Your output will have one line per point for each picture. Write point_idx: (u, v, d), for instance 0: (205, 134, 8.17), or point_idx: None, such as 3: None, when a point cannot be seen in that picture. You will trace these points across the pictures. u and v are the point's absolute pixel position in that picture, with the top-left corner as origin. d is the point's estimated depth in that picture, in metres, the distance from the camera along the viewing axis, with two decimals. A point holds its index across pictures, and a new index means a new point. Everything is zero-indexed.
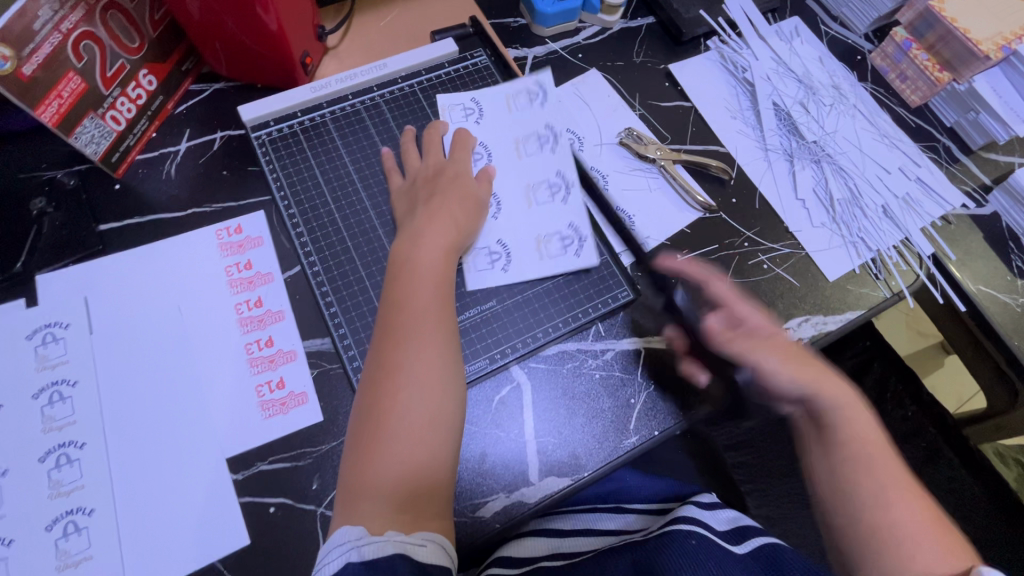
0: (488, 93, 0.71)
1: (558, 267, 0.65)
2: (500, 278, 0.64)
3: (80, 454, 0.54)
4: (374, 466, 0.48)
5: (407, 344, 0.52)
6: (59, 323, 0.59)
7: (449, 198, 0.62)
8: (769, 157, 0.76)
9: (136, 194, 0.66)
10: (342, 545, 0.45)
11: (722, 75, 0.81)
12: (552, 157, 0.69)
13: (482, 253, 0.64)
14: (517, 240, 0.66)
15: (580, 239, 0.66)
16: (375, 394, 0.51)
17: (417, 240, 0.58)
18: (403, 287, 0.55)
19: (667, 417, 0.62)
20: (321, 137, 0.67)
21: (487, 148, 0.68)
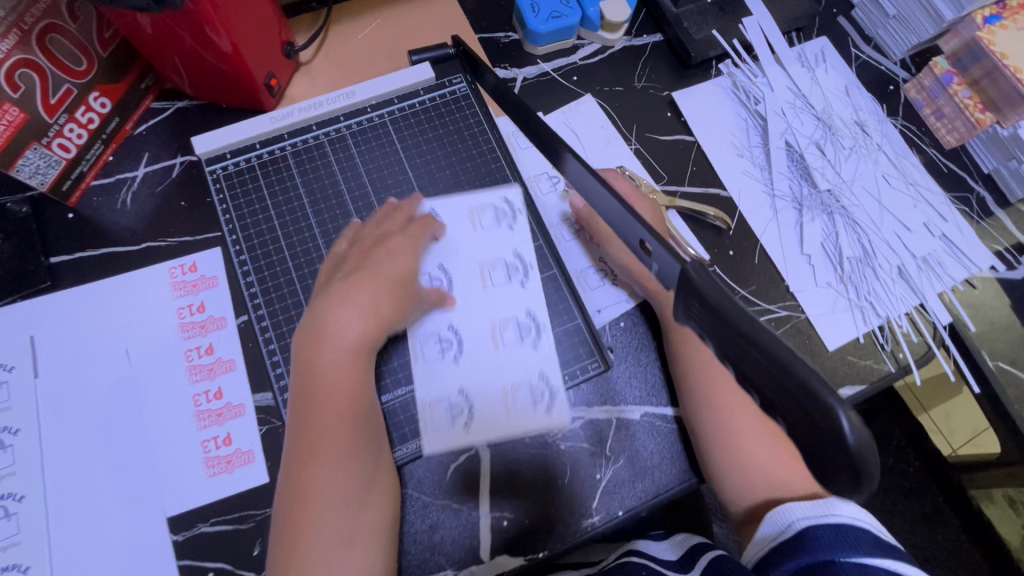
0: (447, 202, 0.63)
1: (520, 361, 0.59)
2: (461, 437, 0.57)
3: (18, 507, 0.53)
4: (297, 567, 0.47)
5: (319, 457, 0.49)
6: (3, 365, 0.57)
7: (376, 276, 0.55)
8: (775, 205, 0.69)
9: (89, 224, 0.63)
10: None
11: (732, 106, 0.73)
12: (521, 291, 0.61)
13: (441, 407, 0.57)
14: (480, 389, 0.58)
15: (538, 327, 0.60)
16: (291, 491, 0.49)
17: (337, 320, 0.52)
18: (316, 377, 0.51)
19: (632, 497, 0.58)
20: (280, 173, 0.62)
21: (446, 273, 0.61)
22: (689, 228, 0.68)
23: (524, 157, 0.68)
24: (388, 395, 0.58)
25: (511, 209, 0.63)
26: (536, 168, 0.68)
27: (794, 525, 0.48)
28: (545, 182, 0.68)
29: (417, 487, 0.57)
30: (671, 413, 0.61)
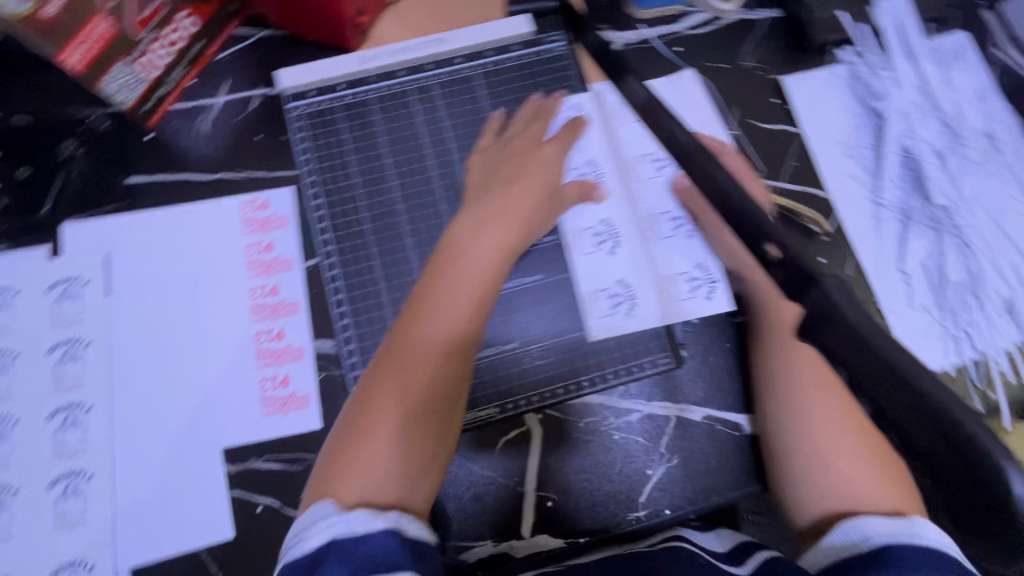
0: (592, 101, 0.63)
1: (609, 330, 0.58)
2: (629, 325, 0.59)
3: (85, 418, 0.55)
4: (365, 446, 0.44)
5: (429, 327, 0.48)
6: (78, 279, 0.58)
7: (533, 181, 0.57)
8: (878, 214, 0.63)
9: (164, 147, 0.62)
10: (327, 516, 0.41)
11: (847, 99, 0.66)
12: (670, 182, 0.61)
13: (604, 297, 0.59)
14: (639, 275, 0.60)
15: (631, 297, 0.59)
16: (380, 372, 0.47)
17: (476, 232, 0.53)
18: (443, 279, 0.51)
19: (681, 497, 0.57)
20: (363, 117, 0.61)
21: (596, 166, 0.62)
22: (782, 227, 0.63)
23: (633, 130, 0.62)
24: None
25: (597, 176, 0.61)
26: (644, 147, 0.62)
27: (873, 541, 0.45)
28: (649, 164, 0.62)
29: (466, 456, 0.56)
30: (735, 421, 0.58)
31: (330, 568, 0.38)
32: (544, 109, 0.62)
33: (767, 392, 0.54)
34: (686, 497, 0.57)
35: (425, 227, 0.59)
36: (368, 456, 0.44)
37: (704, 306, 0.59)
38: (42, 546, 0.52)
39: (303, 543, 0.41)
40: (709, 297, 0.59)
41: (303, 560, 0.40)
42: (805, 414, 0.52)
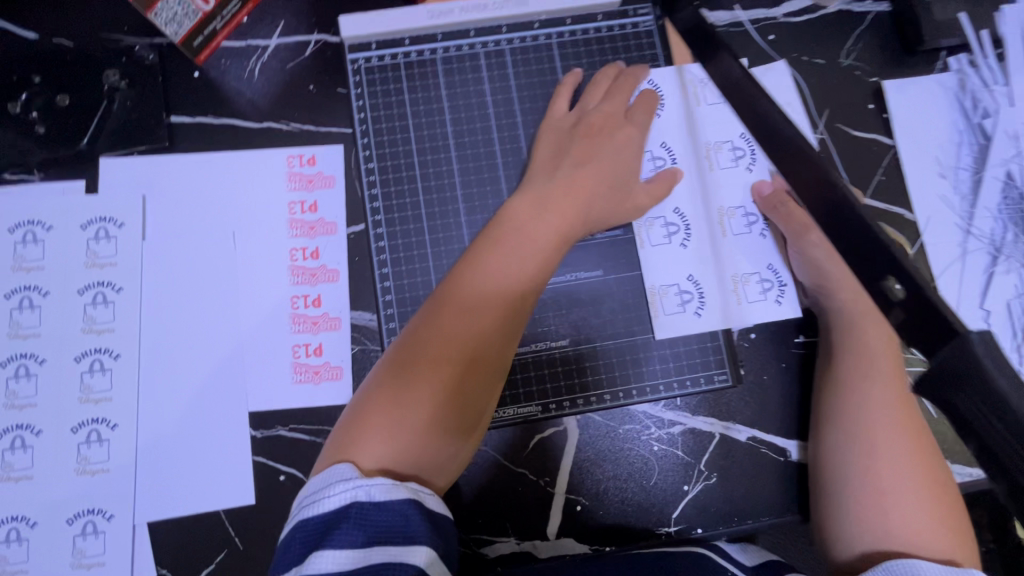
0: (670, 78, 0.58)
1: (675, 328, 0.55)
2: (693, 324, 0.55)
3: (112, 365, 0.53)
4: (389, 412, 0.41)
5: (482, 273, 0.46)
6: (114, 220, 0.55)
7: (606, 162, 0.52)
8: (966, 243, 0.58)
9: (212, 86, 0.58)
10: (349, 481, 0.38)
11: (950, 113, 0.60)
12: (749, 176, 0.57)
13: (672, 292, 0.55)
14: (707, 272, 0.56)
15: (700, 295, 0.55)
16: (416, 336, 0.44)
17: (543, 193, 0.50)
18: (498, 251, 0.47)
19: (717, 518, 0.54)
20: (426, 79, 0.57)
21: (671, 150, 0.57)
22: None
23: (712, 114, 0.58)
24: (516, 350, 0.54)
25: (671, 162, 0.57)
26: (722, 134, 0.58)
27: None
28: (728, 153, 0.57)
29: (497, 449, 0.54)
30: (783, 446, 0.55)
31: (346, 533, 0.36)
32: (627, 77, 0.56)
33: (833, 410, 0.50)
34: (722, 516, 0.54)
35: (482, 205, 0.55)
36: (392, 422, 0.41)
37: (774, 312, 0.55)
38: (62, 489, 0.51)
39: (320, 504, 0.38)
40: (780, 302, 0.56)
41: (319, 523, 0.37)
42: (878, 440, 0.47)
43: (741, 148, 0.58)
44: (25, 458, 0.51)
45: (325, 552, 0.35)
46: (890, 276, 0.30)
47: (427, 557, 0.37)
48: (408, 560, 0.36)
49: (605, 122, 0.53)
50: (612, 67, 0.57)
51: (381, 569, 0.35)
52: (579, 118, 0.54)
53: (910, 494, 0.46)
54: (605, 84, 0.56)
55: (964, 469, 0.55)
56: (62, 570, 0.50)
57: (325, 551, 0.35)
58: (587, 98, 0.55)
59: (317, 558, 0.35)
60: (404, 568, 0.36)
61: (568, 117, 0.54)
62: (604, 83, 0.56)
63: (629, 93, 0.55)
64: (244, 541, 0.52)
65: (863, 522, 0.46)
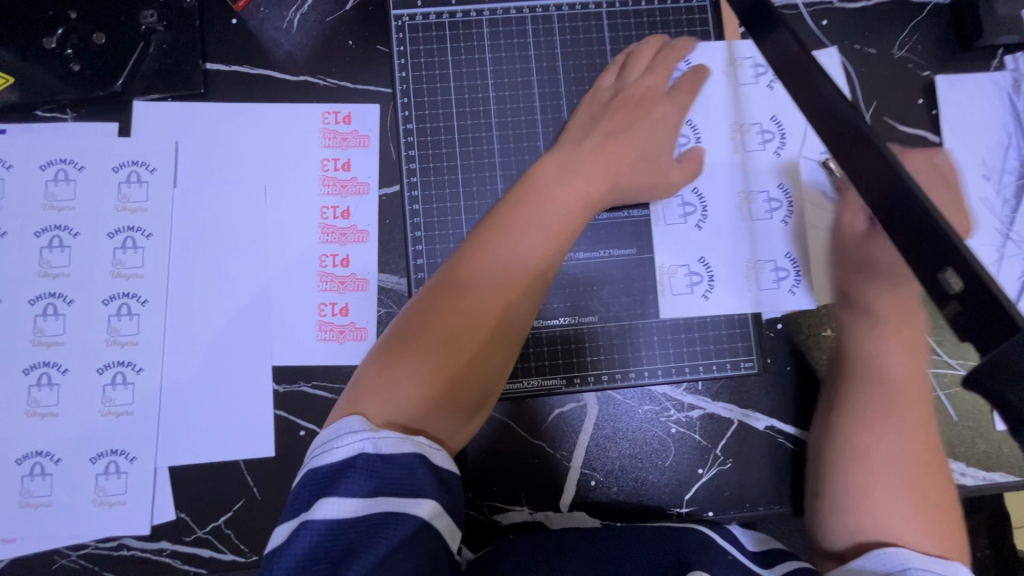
0: (711, 55, 0.56)
1: (683, 309, 0.54)
2: (697, 307, 0.55)
3: (140, 310, 0.53)
4: (403, 367, 0.41)
5: (500, 238, 0.45)
6: (146, 165, 0.55)
7: (637, 139, 0.51)
8: (1005, 248, 0.57)
9: (250, 35, 0.57)
10: (355, 432, 0.37)
11: (1000, 113, 0.59)
12: (775, 162, 0.56)
13: (683, 274, 0.55)
14: (721, 257, 0.55)
15: (710, 278, 0.55)
16: (433, 296, 0.43)
17: (571, 160, 0.49)
18: (518, 216, 0.46)
19: (729, 503, 0.54)
20: (470, 41, 0.56)
21: (695, 130, 0.56)
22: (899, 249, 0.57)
23: (751, 94, 0.56)
24: (547, 322, 0.54)
25: (697, 142, 0.56)
26: (758, 115, 0.56)
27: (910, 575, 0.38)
28: (756, 135, 0.56)
29: (515, 416, 0.54)
30: (799, 437, 0.54)
31: (353, 483, 0.35)
32: (665, 56, 0.55)
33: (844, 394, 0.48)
34: (735, 500, 0.54)
35: (519, 174, 0.55)
36: (403, 377, 0.40)
37: (787, 300, 0.55)
38: (86, 429, 0.52)
39: (328, 454, 0.37)
40: (791, 292, 0.55)
41: (326, 472, 0.36)
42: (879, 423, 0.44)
43: (770, 130, 0.56)
44: (50, 395, 0.52)
45: (329, 500, 0.34)
46: (948, 267, 0.30)
47: (432, 510, 0.36)
48: (412, 511, 0.35)
49: (642, 97, 0.53)
50: (652, 40, 0.55)
51: (385, 519, 0.34)
52: (616, 92, 0.53)
53: (905, 488, 0.42)
54: (646, 55, 0.55)
55: (979, 473, 0.55)
56: (84, 507, 0.51)
57: (330, 499, 0.34)
58: (626, 70, 0.54)
59: (322, 506, 0.34)
60: (409, 519, 0.35)
61: (609, 90, 0.53)
62: (645, 56, 0.55)
63: (669, 68, 0.54)
64: (262, 491, 0.52)
65: (849, 504, 0.43)
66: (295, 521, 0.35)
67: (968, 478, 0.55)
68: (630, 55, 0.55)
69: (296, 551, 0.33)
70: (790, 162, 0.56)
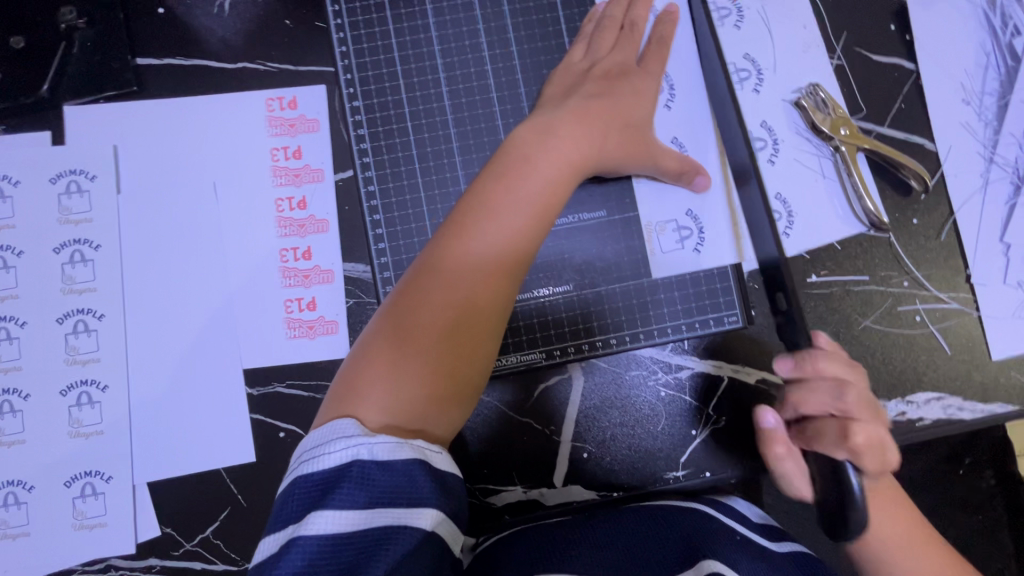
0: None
1: (676, 267, 0.52)
2: (689, 262, 0.52)
3: (97, 326, 0.51)
4: (390, 364, 0.40)
5: (481, 220, 0.42)
6: (85, 173, 0.52)
7: (614, 107, 0.48)
8: (990, 173, 0.55)
9: (179, 25, 0.53)
10: (347, 438, 0.36)
11: (977, 32, 0.56)
12: (753, 101, 0.55)
13: (669, 228, 0.52)
14: (711, 209, 0.52)
15: (700, 231, 0.53)
16: (413, 284, 0.42)
17: (548, 127, 0.46)
18: (497, 194, 0.43)
19: (725, 461, 0.52)
20: (412, 7, 0.52)
21: (670, 79, 0.53)
22: (876, 182, 0.55)
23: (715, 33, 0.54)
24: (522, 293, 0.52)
25: (670, 91, 0.53)
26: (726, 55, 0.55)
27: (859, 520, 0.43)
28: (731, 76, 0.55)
29: (499, 398, 0.52)
30: None
31: (349, 494, 0.34)
32: (631, 16, 0.51)
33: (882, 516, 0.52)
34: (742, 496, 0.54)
35: (477, 144, 0.52)
36: (391, 373, 0.39)
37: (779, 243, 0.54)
38: (55, 453, 0.50)
39: (317, 461, 0.36)
40: (788, 232, 0.54)
41: (317, 480, 0.35)
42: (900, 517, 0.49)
43: (745, 69, 0.55)
44: (15, 422, 0.50)
45: (325, 512, 0.34)
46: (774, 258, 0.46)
47: (434, 519, 0.36)
48: (415, 523, 0.35)
49: (618, 71, 0.50)
50: None
51: (386, 532, 0.34)
52: (591, 65, 0.50)
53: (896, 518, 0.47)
54: (614, 17, 0.51)
55: (977, 406, 0.55)
56: (65, 532, 0.50)
57: (325, 511, 0.34)
58: (596, 47, 0.50)
59: (315, 519, 0.34)
60: (411, 532, 0.35)
61: (579, 61, 0.50)
62: (615, 24, 0.51)
63: (637, 32, 0.51)
64: (247, 499, 0.51)
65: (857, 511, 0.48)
66: (285, 533, 0.34)
67: (966, 412, 0.55)
68: (600, 10, 0.52)
69: (289, 567, 0.33)
70: (763, 102, 0.55)
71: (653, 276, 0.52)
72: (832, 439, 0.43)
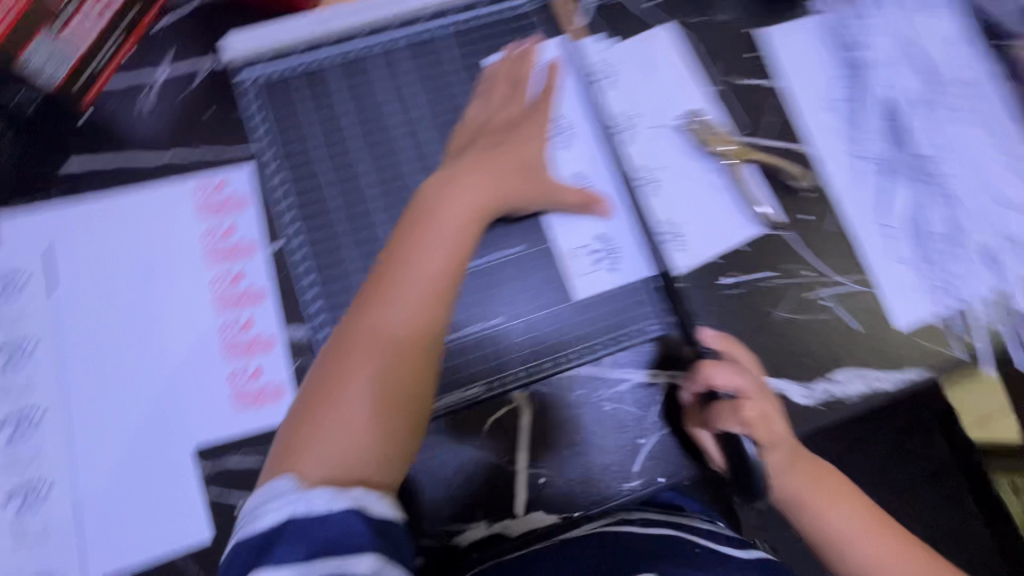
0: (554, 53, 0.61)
1: (595, 287, 0.57)
2: (606, 280, 0.57)
3: (40, 425, 0.51)
4: (325, 419, 0.42)
5: (397, 274, 0.46)
6: (20, 278, 0.54)
7: (509, 155, 0.54)
8: (860, 167, 0.62)
9: (104, 129, 0.57)
10: (286, 496, 0.38)
11: (824, 50, 0.64)
12: (629, 147, 0.59)
13: (583, 252, 0.57)
14: (618, 231, 0.58)
15: (612, 251, 0.57)
16: (342, 343, 0.45)
17: (448, 183, 0.51)
18: (409, 248, 0.47)
19: (675, 465, 0.54)
20: (320, 85, 0.57)
21: (562, 124, 0.59)
22: (767, 187, 0.61)
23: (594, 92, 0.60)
24: (455, 331, 0.55)
25: (568, 132, 0.59)
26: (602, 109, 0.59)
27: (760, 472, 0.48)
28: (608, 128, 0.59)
29: (449, 439, 0.54)
30: None
31: (283, 552, 0.35)
32: (520, 75, 0.58)
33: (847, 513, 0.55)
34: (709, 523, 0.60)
35: (396, 200, 0.56)
36: (326, 431, 0.41)
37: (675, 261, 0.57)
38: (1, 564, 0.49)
39: (255, 523, 0.37)
40: (681, 251, 0.57)
41: (257, 542, 0.36)
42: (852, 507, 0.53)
43: (621, 118, 0.59)
44: None
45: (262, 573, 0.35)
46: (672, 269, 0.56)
47: (372, 566, 0.36)
48: (353, 572, 0.35)
49: (509, 121, 0.56)
50: (506, 57, 0.59)
51: None
52: (485, 120, 0.56)
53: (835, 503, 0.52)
54: (502, 79, 0.58)
55: (896, 374, 0.59)
56: None
57: (264, 571, 0.35)
58: (491, 99, 0.57)
59: None
60: None
61: (476, 119, 0.57)
62: (502, 79, 0.58)
63: (524, 87, 0.58)
64: None
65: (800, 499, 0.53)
66: None
67: (887, 382, 0.59)
68: (490, 70, 0.59)
69: None
70: (640, 144, 0.59)
71: (574, 298, 0.56)
72: (727, 413, 0.47)
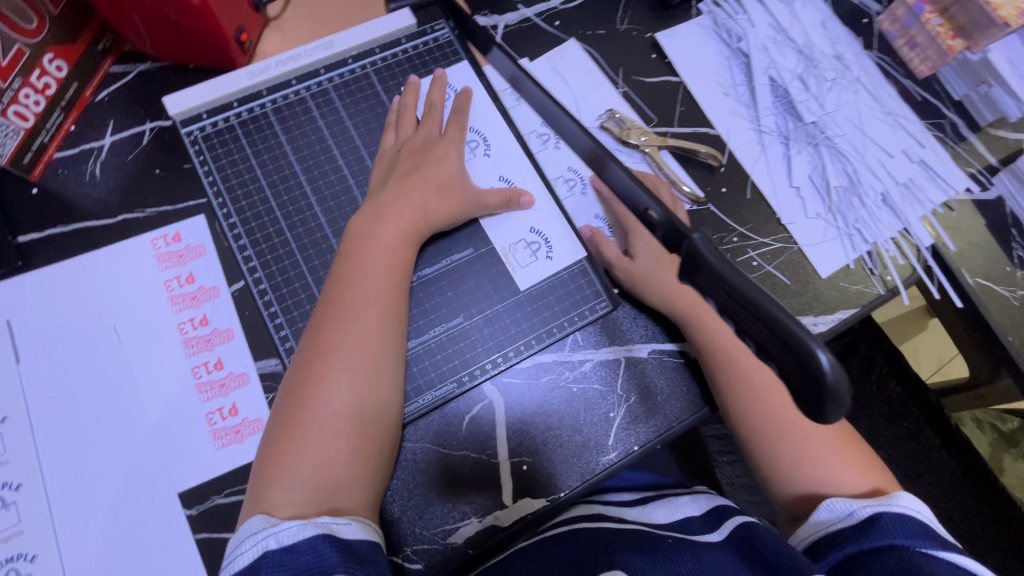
0: (459, 74, 0.66)
1: (535, 275, 0.61)
2: (546, 267, 0.61)
3: (15, 496, 0.51)
4: (289, 457, 0.46)
5: (340, 314, 0.51)
6: None
7: (428, 178, 0.58)
8: (763, 140, 0.70)
9: (56, 198, 0.59)
10: (259, 532, 0.42)
11: (714, 45, 0.73)
12: (557, 154, 0.65)
13: (522, 246, 0.61)
14: (550, 224, 0.62)
15: (547, 242, 0.62)
16: (296, 383, 0.49)
17: (375, 218, 0.55)
18: (346, 287, 0.52)
19: (647, 430, 0.58)
20: (262, 130, 0.61)
21: (480, 135, 0.64)
22: (683, 167, 0.68)
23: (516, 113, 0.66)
24: (414, 342, 0.57)
25: (485, 143, 0.64)
26: (527, 125, 0.65)
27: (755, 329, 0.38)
28: (536, 139, 0.65)
29: (428, 440, 0.56)
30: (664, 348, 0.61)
31: None
32: (430, 99, 0.63)
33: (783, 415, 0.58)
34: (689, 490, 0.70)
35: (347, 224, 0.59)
36: (291, 467, 0.46)
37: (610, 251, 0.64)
38: None
39: (235, 562, 0.41)
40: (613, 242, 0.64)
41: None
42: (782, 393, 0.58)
43: (546, 132, 0.65)
44: None
45: None
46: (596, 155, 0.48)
47: None
48: None
49: (423, 143, 0.60)
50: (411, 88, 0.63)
51: None
52: (401, 146, 0.61)
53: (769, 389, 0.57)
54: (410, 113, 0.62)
55: (828, 317, 0.65)
56: None
57: None
58: (401, 128, 0.61)
59: None
60: None
61: (392, 148, 0.61)
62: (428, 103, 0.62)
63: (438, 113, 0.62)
64: None
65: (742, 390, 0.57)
66: None
67: (821, 325, 0.65)
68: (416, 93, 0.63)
69: None
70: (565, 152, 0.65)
71: (519, 290, 0.60)
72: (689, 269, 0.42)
